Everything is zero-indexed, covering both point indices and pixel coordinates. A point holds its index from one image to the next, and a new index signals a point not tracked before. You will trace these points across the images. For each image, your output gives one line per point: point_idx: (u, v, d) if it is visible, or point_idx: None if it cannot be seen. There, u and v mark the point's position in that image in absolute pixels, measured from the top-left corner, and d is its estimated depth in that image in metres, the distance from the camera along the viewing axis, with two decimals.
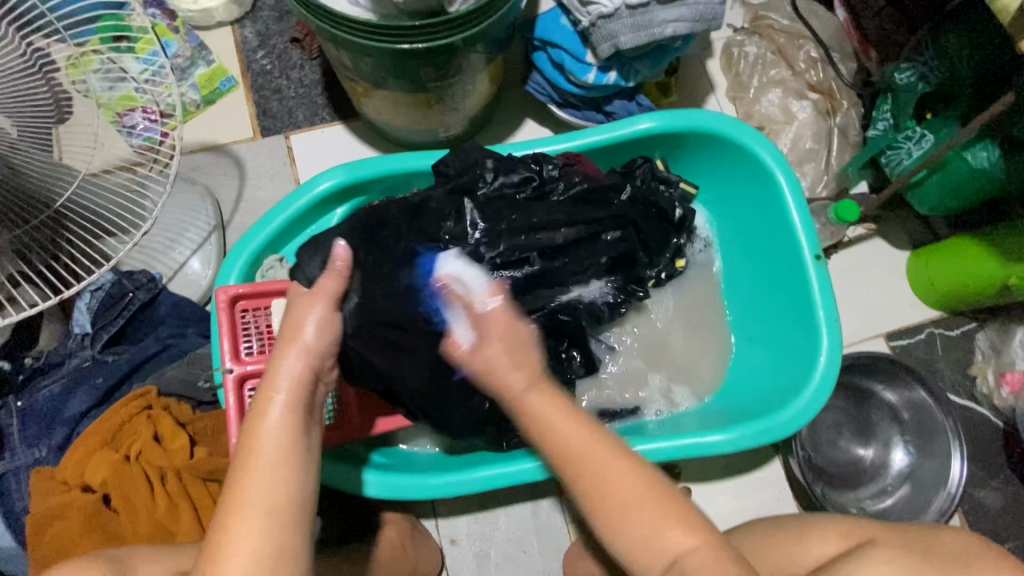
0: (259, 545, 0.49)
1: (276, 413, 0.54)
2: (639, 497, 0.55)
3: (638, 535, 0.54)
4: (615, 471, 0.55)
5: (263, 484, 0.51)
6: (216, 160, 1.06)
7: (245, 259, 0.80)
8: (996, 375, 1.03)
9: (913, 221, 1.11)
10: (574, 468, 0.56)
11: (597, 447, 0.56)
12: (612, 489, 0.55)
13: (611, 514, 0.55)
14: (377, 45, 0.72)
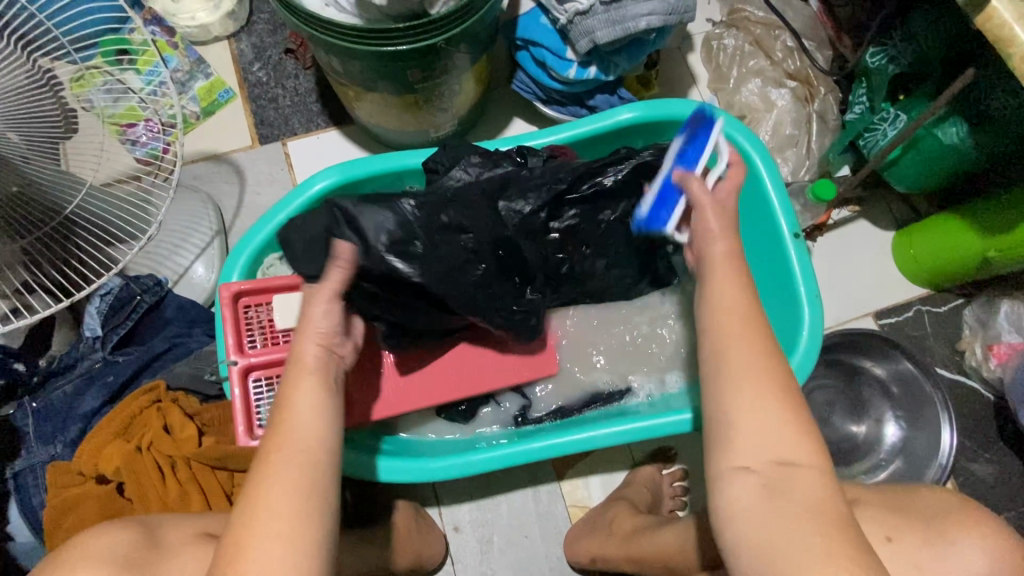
0: (284, 505, 0.51)
1: (301, 382, 0.57)
2: (770, 401, 0.55)
3: (772, 433, 0.54)
4: (764, 366, 0.56)
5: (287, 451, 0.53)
6: (217, 168, 1.10)
7: (247, 258, 0.84)
8: (983, 348, 1.05)
9: (896, 202, 1.13)
10: (734, 368, 0.56)
11: (751, 353, 0.57)
12: (755, 388, 0.55)
13: (741, 406, 0.55)
14: (365, 49, 0.75)
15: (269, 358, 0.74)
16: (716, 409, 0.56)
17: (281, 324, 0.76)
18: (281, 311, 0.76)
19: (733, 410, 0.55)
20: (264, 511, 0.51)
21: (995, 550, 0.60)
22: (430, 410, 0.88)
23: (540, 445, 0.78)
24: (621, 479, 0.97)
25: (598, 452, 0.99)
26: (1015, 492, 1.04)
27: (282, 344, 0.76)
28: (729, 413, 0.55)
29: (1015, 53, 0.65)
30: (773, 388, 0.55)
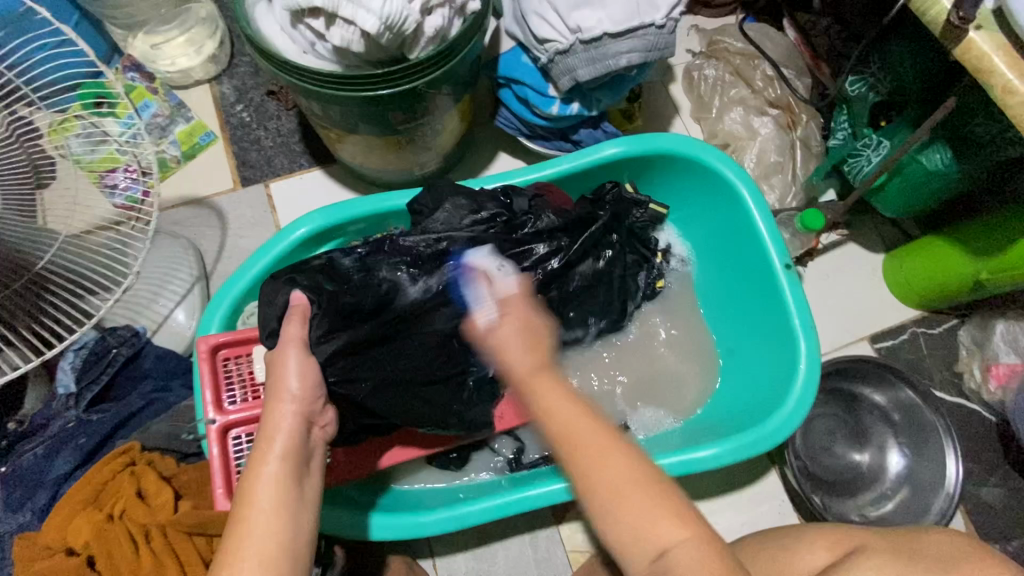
0: None
1: (272, 458, 0.54)
2: (633, 488, 0.52)
3: (640, 527, 0.51)
4: (619, 463, 0.53)
5: (257, 539, 0.50)
6: (198, 213, 1.08)
7: (226, 309, 0.81)
8: (982, 369, 1.04)
9: (884, 224, 1.13)
10: (576, 437, 0.54)
11: (587, 419, 0.54)
12: (615, 472, 0.52)
13: (609, 483, 0.52)
14: (345, 94, 0.74)
15: (251, 414, 0.71)
16: (595, 489, 0.52)
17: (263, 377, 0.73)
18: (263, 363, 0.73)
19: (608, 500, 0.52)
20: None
21: None
22: (421, 458, 0.85)
23: (535, 492, 0.75)
24: None
25: None
26: None
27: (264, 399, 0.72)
28: (595, 486, 0.52)
29: (996, 84, 0.64)
30: (641, 476, 0.52)
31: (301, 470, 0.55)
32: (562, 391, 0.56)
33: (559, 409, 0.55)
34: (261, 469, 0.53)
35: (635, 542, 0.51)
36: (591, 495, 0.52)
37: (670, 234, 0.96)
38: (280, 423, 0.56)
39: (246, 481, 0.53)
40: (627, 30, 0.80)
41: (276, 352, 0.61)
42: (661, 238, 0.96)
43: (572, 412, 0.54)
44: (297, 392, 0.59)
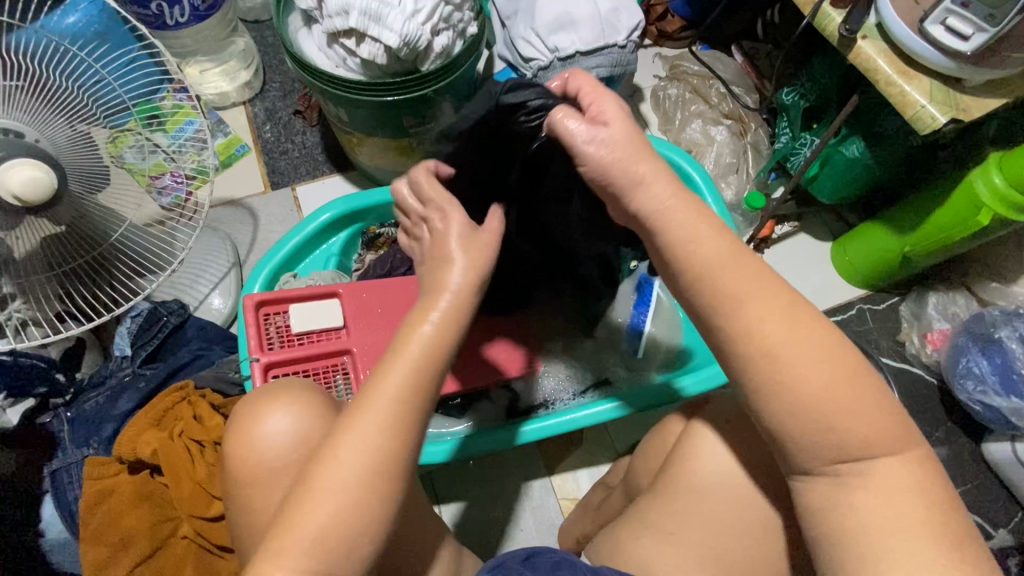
0: (375, 440, 0.54)
1: (430, 317, 0.58)
2: (809, 352, 0.52)
3: (834, 396, 0.51)
4: (791, 329, 0.53)
5: (389, 394, 0.55)
6: (233, 212, 1.24)
7: (265, 277, 0.96)
8: (920, 336, 1.18)
9: (829, 216, 1.30)
10: (723, 299, 0.54)
11: (748, 284, 0.54)
12: (777, 342, 0.53)
13: (771, 353, 0.52)
14: (368, 99, 0.92)
15: (286, 357, 0.86)
16: (762, 376, 0.53)
17: (298, 327, 0.88)
18: (299, 316, 0.89)
19: (783, 378, 0.52)
20: (351, 451, 0.53)
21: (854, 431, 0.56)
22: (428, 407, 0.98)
23: (549, 421, 0.88)
24: (606, 470, 1.06)
25: (582, 448, 1.08)
26: (974, 469, 1.11)
27: (297, 345, 0.88)
28: (759, 358, 0.53)
29: (880, 78, 0.82)
30: (809, 330, 0.53)
31: (459, 326, 0.59)
32: (712, 235, 0.56)
33: (707, 250, 0.55)
34: (432, 310, 0.58)
35: (812, 425, 0.52)
36: (773, 367, 0.52)
37: None
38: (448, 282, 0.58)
39: (414, 317, 0.58)
40: (595, 49, 1.00)
41: (453, 213, 0.62)
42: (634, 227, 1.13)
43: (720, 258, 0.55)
44: (467, 259, 0.60)
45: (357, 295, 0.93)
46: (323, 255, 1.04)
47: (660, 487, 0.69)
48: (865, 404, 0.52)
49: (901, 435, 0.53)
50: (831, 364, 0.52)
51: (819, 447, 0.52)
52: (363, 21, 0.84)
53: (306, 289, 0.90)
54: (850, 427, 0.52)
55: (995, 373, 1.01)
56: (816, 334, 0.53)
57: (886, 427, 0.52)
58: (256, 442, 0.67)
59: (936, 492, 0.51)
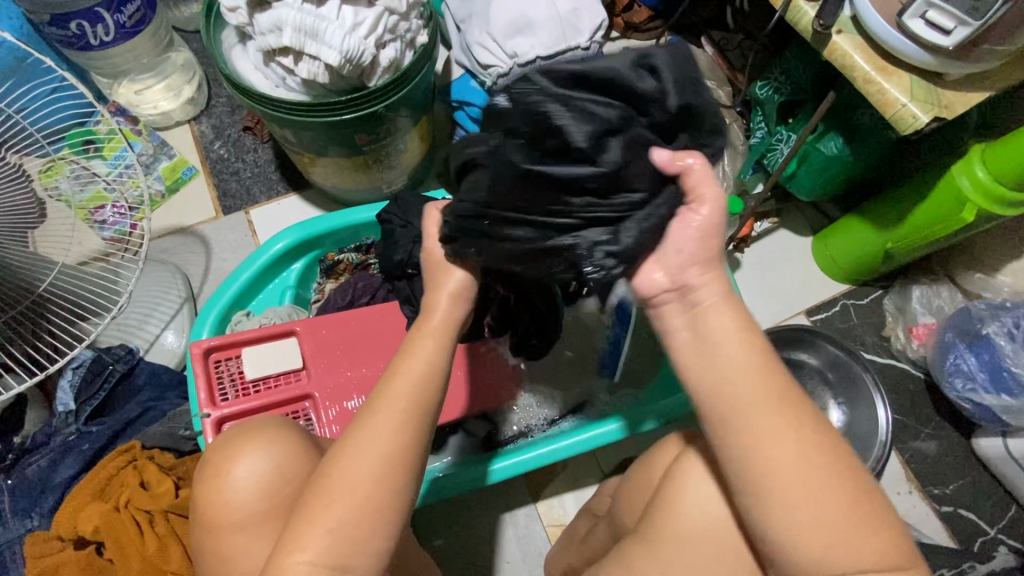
0: (388, 443, 0.55)
1: (428, 333, 0.59)
2: (815, 485, 0.51)
3: (830, 527, 0.51)
4: (795, 447, 0.51)
5: (398, 398, 0.56)
6: (183, 241, 1.16)
7: (215, 318, 0.89)
8: (905, 331, 1.15)
9: (809, 210, 1.26)
10: (729, 409, 0.52)
11: (753, 397, 0.52)
12: (788, 473, 0.51)
13: (778, 485, 0.51)
14: (313, 120, 0.85)
15: (242, 409, 0.80)
16: (742, 480, 0.53)
17: (253, 374, 0.83)
18: (253, 362, 0.83)
19: (791, 509, 0.51)
20: (358, 463, 0.54)
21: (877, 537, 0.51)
22: None
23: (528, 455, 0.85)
24: (592, 492, 1.02)
25: (567, 471, 1.04)
26: (962, 463, 1.10)
27: (253, 394, 0.82)
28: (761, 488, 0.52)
29: (858, 75, 0.78)
30: (823, 464, 0.51)
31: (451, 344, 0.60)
32: (734, 371, 0.53)
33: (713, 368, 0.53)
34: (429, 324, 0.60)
35: (807, 531, 0.51)
36: (771, 495, 0.51)
37: None
38: (442, 308, 0.60)
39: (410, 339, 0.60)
40: (557, 53, 0.93)
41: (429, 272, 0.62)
42: None
43: (738, 399, 0.52)
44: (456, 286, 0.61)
45: (316, 332, 0.87)
46: (279, 288, 0.97)
47: (648, 530, 0.69)
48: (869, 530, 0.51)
49: (902, 543, 0.52)
50: (828, 475, 0.51)
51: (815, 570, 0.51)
52: (299, 38, 0.77)
53: (259, 331, 0.84)
54: (848, 554, 0.50)
55: (983, 370, 0.99)
56: (827, 462, 0.52)
57: (881, 531, 0.51)
58: (231, 488, 0.59)
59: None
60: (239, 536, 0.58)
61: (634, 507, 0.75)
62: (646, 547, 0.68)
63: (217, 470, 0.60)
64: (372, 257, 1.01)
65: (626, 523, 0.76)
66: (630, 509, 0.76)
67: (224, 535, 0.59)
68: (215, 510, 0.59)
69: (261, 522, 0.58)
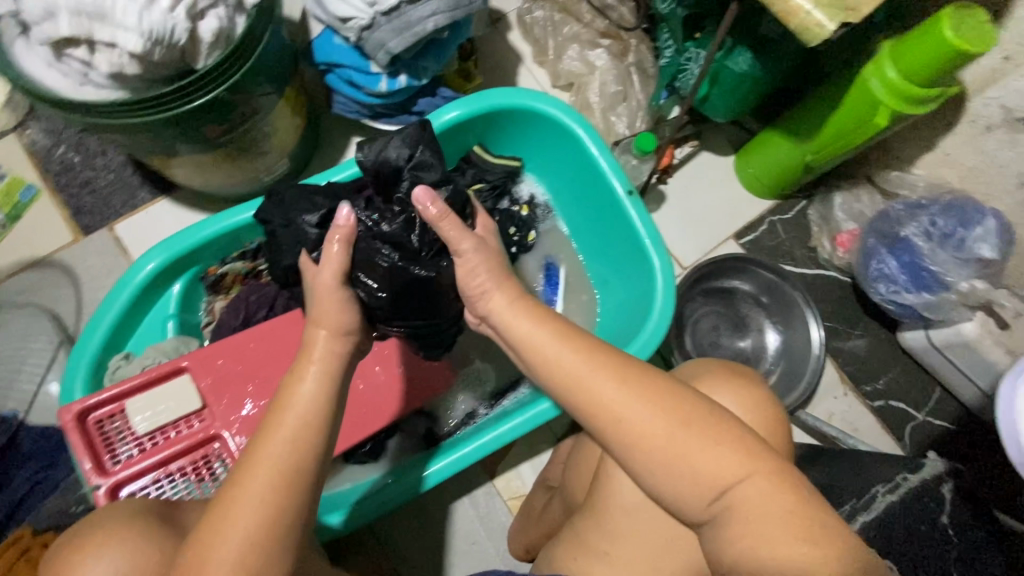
0: (266, 510, 0.51)
1: (308, 374, 0.57)
2: (663, 424, 0.56)
3: (687, 452, 0.56)
4: (641, 410, 0.57)
5: (280, 453, 0.53)
6: (43, 275, 1.00)
7: (87, 368, 0.77)
8: (830, 240, 1.15)
9: (729, 127, 1.21)
10: (582, 394, 0.58)
11: (588, 372, 0.58)
12: (633, 420, 0.56)
13: (633, 432, 0.57)
14: (139, 121, 0.70)
15: (140, 468, 0.72)
16: (617, 445, 0.58)
17: (144, 427, 0.73)
18: (141, 414, 0.73)
19: (653, 456, 0.56)
20: (224, 535, 0.50)
21: (740, 454, 0.56)
22: (338, 459, 0.87)
23: (458, 454, 0.81)
24: (548, 458, 1.01)
25: (520, 442, 1.02)
26: (890, 357, 1.15)
27: (151, 449, 0.73)
28: (619, 444, 0.57)
29: None
30: (673, 411, 0.56)
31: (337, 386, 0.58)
32: (566, 353, 0.59)
33: (560, 364, 0.59)
34: (299, 387, 0.57)
35: (673, 473, 0.56)
36: (634, 448, 0.57)
37: (530, 183, 1.02)
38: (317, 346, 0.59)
39: (286, 392, 0.57)
40: None
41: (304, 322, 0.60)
42: (522, 189, 1.02)
43: (575, 370, 0.59)
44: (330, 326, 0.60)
45: (210, 363, 0.78)
46: (159, 318, 0.85)
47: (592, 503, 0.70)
48: (727, 448, 0.56)
49: (758, 454, 0.56)
50: (672, 418, 0.56)
51: (692, 496, 0.56)
52: (82, 23, 0.63)
53: (138, 377, 0.74)
54: (711, 471, 0.55)
55: (904, 272, 0.99)
56: (662, 395, 0.57)
57: (741, 454, 0.56)
58: None
59: (790, 499, 0.54)
60: None
61: (582, 478, 0.77)
62: (598, 520, 0.69)
63: None
64: (261, 263, 0.90)
65: (577, 498, 0.77)
66: (578, 483, 0.78)
67: None
68: None
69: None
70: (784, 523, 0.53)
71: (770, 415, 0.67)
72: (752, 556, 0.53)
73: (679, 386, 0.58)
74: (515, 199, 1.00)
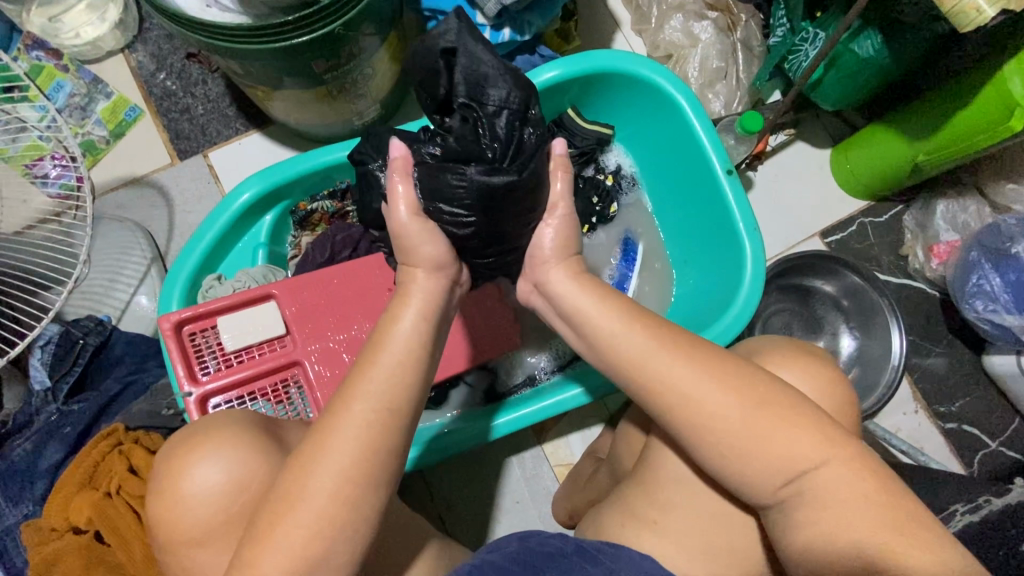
0: (362, 447, 0.52)
1: (405, 316, 0.57)
2: (738, 408, 0.57)
3: (763, 436, 0.56)
4: (714, 395, 0.57)
5: (374, 393, 0.54)
6: (140, 194, 1.05)
7: (183, 284, 0.80)
8: (925, 249, 1.08)
9: (829, 119, 1.14)
10: (654, 375, 0.59)
11: (658, 352, 0.59)
12: (709, 404, 0.57)
13: (708, 415, 0.57)
14: (259, 47, 0.71)
15: (225, 382, 0.76)
16: (684, 426, 0.58)
17: (232, 345, 0.77)
18: (231, 332, 0.76)
19: (724, 439, 0.57)
20: (320, 467, 0.51)
21: (816, 437, 0.56)
22: None
23: (518, 414, 0.82)
24: (598, 432, 1.01)
25: (573, 412, 1.03)
26: (970, 380, 1.09)
27: (236, 366, 0.77)
28: (691, 428, 0.58)
29: None
30: (743, 393, 0.57)
31: (433, 331, 0.59)
32: (631, 328, 0.60)
33: (631, 338, 0.60)
34: (395, 330, 0.57)
35: (745, 456, 0.57)
36: (705, 432, 0.57)
37: (618, 154, 1.00)
38: (416, 287, 0.59)
39: (383, 327, 0.57)
40: None
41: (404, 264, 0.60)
42: (609, 160, 1.00)
43: (642, 349, 0.59)
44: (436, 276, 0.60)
45: (298, 294, 0.80)
46: (250, 246, 0.88)
47: (645, 473, 0.71)
48: (802, 431, 0.56)
49: (835, 439, 0.56)
50: (744, 402, 0.57)
51: (765, 479, 0.57)
52: None
53: (231, 298, 0.77)
54: (784, 456, 0.56)
55: (1007, 291, 0.94)
56: (736, 378, 0.58)
57: (818, 439, 0.56)
58: (194, 491, 0.58)
59: (864, 482, 0.55)
60: (204, 546, 0.57)
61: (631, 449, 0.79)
62: (663, 496, 0.68)
63: (178, 475, 0.58)
64: (349, 205, 0.90)
65: (626, 464, 0.79)
66: (627, 453, 0.79)
67: (185, 546, 0.58)
68: (178, 513, 0.58)
69: (224, 535, 0.57)
70: (863, 507, 0.54)
71: (839, 394, 0.66)
72: (841, 536, 0.54)
73: (750, 368, 0.59)
74: (601, 167, 0.98)
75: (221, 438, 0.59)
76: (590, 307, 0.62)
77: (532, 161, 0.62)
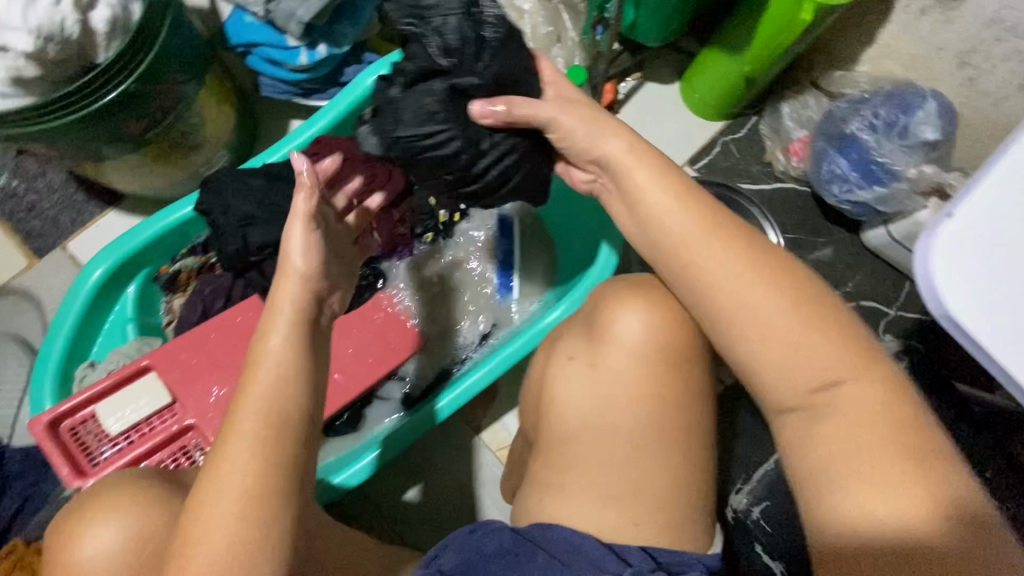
0: (249, 477, 0.44)
1: (277, 328, 0.50)
2: (783, 303, 0.51)
3: (803, 343, 0.51)
4: (756, 289, 0.52)
5: (253, 414, 0.46)
6: (5, 304, 1.00)
7: (52, 380, 0.78)
8: (784, 151, 1.14)
9: (668, 54, 1.20)
10: (695, 264, 0.55)
11: (711, 236, 0.54)
12: (755, 294, 0.52)
13: (737, 299, 0.53)
14: (55, 124, 0.69)
15: (117, 467, 0.73)
16: (717, 319, 0.54)
17: (115, 428, 0.74)
18: (109, 415, 0.74)
19: (754, 332, 0.52)
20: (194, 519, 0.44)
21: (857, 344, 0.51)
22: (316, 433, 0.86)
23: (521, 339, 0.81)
24: None
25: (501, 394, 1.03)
26: (856, 259, 1.15)
27: (126, 448, 0.75)
28: (727, 309, 0.53)
29: None
30: (791, 289, 0.52)
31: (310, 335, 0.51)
32: (680, 214, 0.56)
33: (674, 226, 0.56)
34: (263, 348, 0.49)
35: (778, 359, 0.51)
36: (734, 326, 0.53)
37: None
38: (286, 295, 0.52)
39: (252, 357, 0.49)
40: None
41: None
42: None
43: (691, 230, 0.55)
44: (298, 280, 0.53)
45: (174, 357, 0.79)
46: (118, 323, 0.85)
47: None
48: (839, 338, 0.51)
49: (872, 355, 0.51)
50: (796, 300, 0.52)
51: (784, 387, 0.52)
52: None
53: (101, 382, 0.75)
54: (818, 364, 0.50)
55: (854, 169, 0.99)
56: (783, 275, 0.53)
57: (857, 350, 0.50)
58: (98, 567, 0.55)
59: (905, 413, 0.48)
60: None
61: None
62: None
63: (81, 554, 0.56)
64: (213, 255, 0.90)
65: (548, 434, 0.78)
66: None
67: None
68: None
69: None
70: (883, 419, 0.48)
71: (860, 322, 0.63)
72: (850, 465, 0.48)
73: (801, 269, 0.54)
74: None
75: (98, 517, 0.56)
76: (647, 203, 0.57)
77: (491, 60, 0.59)
